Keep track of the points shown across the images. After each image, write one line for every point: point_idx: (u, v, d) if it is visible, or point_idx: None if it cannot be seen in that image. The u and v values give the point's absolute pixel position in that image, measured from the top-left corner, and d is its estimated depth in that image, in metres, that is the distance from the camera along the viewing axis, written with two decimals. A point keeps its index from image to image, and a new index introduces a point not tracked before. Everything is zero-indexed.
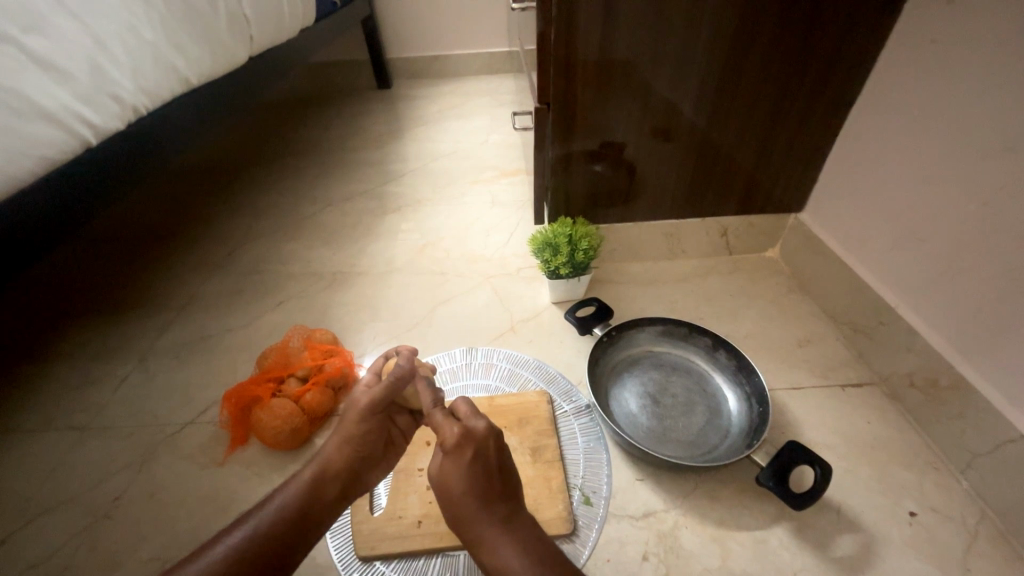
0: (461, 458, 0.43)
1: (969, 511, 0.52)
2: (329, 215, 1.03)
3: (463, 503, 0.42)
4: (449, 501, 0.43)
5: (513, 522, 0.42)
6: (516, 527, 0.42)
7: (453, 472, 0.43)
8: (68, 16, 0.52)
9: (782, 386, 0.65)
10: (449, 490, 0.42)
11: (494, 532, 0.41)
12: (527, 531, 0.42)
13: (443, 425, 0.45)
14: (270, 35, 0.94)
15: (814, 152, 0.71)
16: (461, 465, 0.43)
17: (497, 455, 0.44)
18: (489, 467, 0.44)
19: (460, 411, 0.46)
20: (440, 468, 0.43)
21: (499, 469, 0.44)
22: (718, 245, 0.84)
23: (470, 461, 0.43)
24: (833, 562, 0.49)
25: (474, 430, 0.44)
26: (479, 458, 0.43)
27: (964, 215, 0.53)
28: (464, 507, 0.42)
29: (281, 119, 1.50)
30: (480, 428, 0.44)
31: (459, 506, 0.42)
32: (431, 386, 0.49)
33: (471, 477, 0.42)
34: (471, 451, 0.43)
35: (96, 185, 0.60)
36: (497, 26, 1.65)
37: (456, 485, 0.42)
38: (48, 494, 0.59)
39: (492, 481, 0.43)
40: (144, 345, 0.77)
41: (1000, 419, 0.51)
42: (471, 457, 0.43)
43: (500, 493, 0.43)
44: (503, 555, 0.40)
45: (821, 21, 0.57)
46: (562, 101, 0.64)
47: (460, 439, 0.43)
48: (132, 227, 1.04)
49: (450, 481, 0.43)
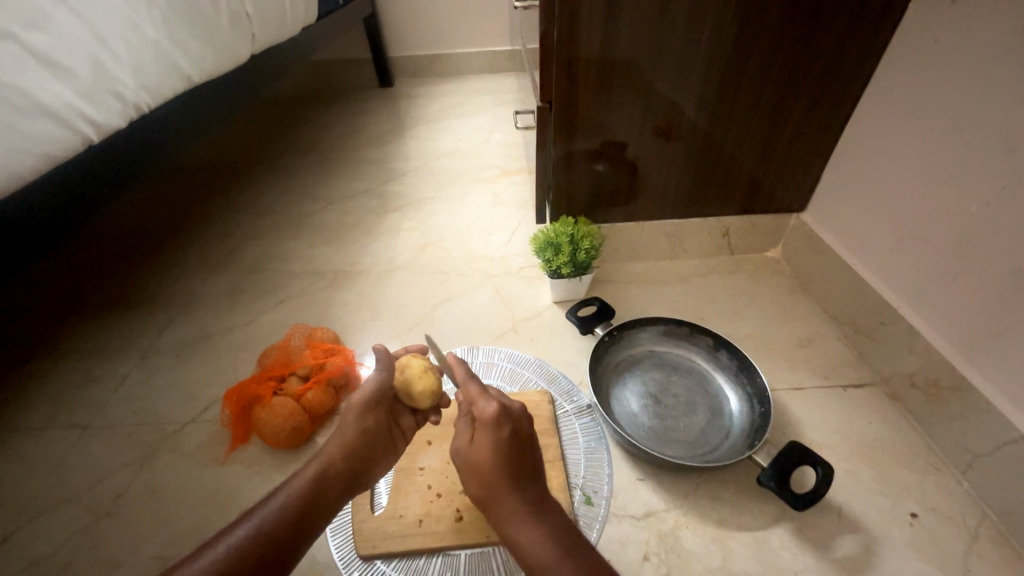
0: (499, 432, 0.43)
1: (970, 512, 0.52)
2: (330, 213, 1.03)
3: (494, 477, 0.42)
4: (479, 475, 0.43)
5: (540, 504, 0.42)
6: (543, 509, 0.42)
7: (487, 445, 0.43)
8: (69, 11, 0.52)
9: (784, 386, 0.65)
10: (478, 464, 0.43)
11: (523, 510, 0.41)
12: (548, 518, 0.41)
13: (479, 398, 0.45)
14: (272, 33, 0.93)
15: (816, 153, 0.70)
16: (496, 439, 0.43)
17: (527, 437, 0.45)
18: (521, 444, 0.44)
19: (496, 391, 0.47)
20: (473, 441, 0.44)
21: (527, 450, 0.44)
22: (720, 245, 0.84)
23: (507, 436, 0.43)
24: (834, 563, 0.49)
25: (509, 409, 0.45)
26: (514, 433, 0.44)
27: (967, 216, 0.53)
28: (495, 481, 0.42)
29: (283, 117, 1.50)
30: (516, 410, 0.46)
31: (490, 479, 0.42)
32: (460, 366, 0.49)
33: (505, 453, 0.43)
34: (508, 426, 0.44)
35: (98, 183, 0.60)
36: (498, 24, 1.64)
37: (489, 458, 0.43)
38: (50, 492, 0.59)
39: (522, 460, 0.43)
40: (146, 343, 0.77)
41: (1001, 420, 0.50)
42: (505, 434, 0.43)
43: (527, 473, 0.43)
44: (529, 534, 0.40)
45: (825, 20, 0.57)
46: (564, 100, 0.64)
47: (497, 413, 0.44)
48: (134, 224, 1.04)
49: (483, 454, 0.43)
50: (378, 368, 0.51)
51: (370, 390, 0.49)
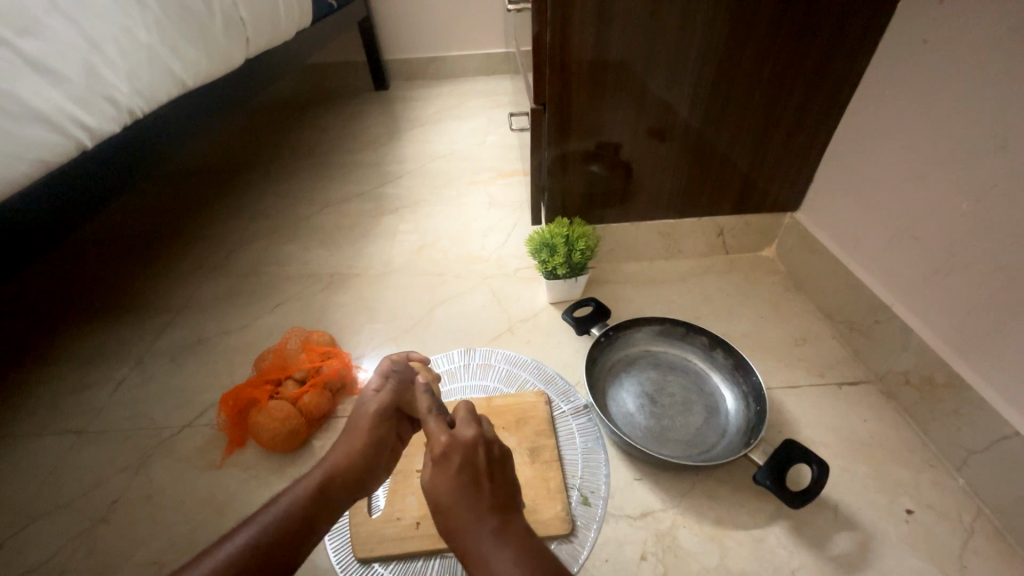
0: (448, 466, 0.41)
1: (965, 508, 0.52)
2: (326, 216, 1.03)
3: (452, 511, 0.39)
4: (439, 515, 0.39)
5: (506, 533, 0.38)
6: (512, 536, 0.37)
7: (440, 483, 0.40)
8: (62, 17, 0.52)
9: (779, 384, 0.65)
10: (435, 504, 0.40)
11: (486, 544, 0.37)
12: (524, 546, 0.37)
13: (433, 433, 0.43)
14: (267, 37, 0.94)
15: (810, 152, 0.71)
16: (445, 476, 0.40)
17: (489, 465, 0.41)
18: (477, 476, 0.40)
19: (458, 416, 0.45)
20: (430, 479, 0.41)
21: (492, 477, 0.41)
22: (715, 245, 0.84)
23: (457, 470, 0.40)
24: (830, 560, 0.49)
25: (463, 440, 0.42)
26: (466, 464, 0.41)
27: (958, 214, 0.53)
28: (453, 519, 0.38)
29: (278, 121, 1.50)
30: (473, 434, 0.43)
31: (450, 517, 0.39)
32: (429, 391, 0.48)
33: (459, 487, 0.39)
34: (457, 459, 0.41)
35: (91, 189, 0.60)
36: (494, 28, 1.65)
37: (442, 497, 0.39)
38: (43, 499, 0.58)
39: (487, 488, 0.40)
40: (141, 348, 0.77)
41: (995, 416, 0.51)
42: (459, 465, 0.41)
43: (487, 504, 0.39)
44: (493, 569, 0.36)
45: (816, 21, 0.57)
46: (557, 101, 0.64)
47: (449, 447, 0.41)
48: (128, 229, 1.04)
49: (438, 494, 0.40)
50: (394, 375, 0.50)
51: (382, 399, 0.48)
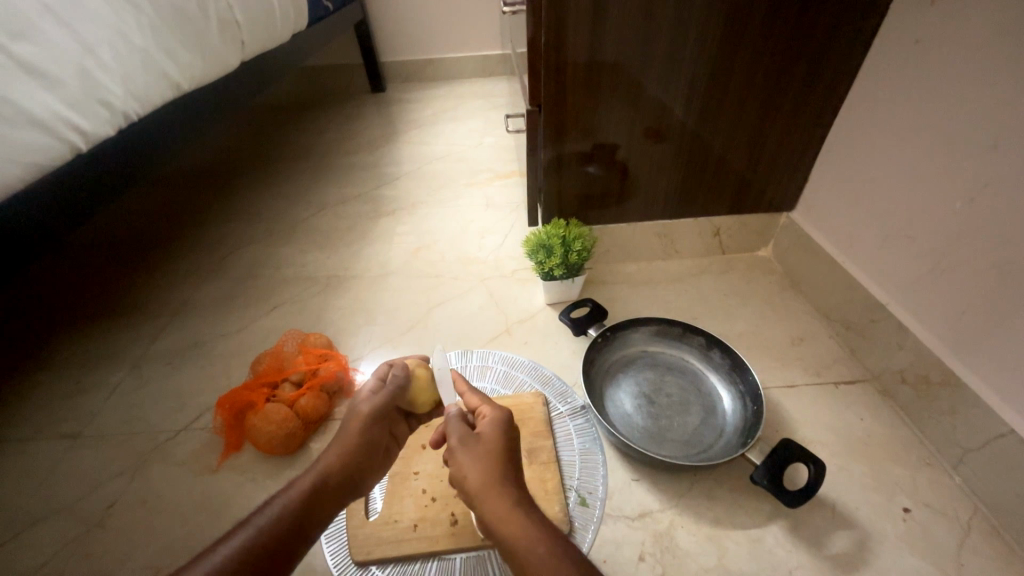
0: (506, 429, 0.42)
1: (962, 506, 0.52)
2: (323, 219, 1.03)
3: (496, 469, 0.39)
4: (480, 464, 0.39)
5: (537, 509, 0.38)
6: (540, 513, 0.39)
7: (495, 438, 0.41)
8: (56, 21, 0.51)
9: (776, 384, 0.65)
10: (482, 454, 0.40)
11: (523, 506, 0.37)
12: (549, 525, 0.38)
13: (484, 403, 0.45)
14: (262, 39, 0.94)
15: (805, 152, 0.71)
16: (502, 434, 0.42)
17: None
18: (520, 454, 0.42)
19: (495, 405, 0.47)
20: (477, 435, 0.41)
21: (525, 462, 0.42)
22: (712, 245, 0.84)
23: (513, 437, 0.42)
24: (828, 560, 0.49)
25: (513, 415, 0.44)
26: (516, 438, 0.43)
27: (952, 213, 0.54)
28: (499, 472, 0.39)
29: (275, 124, 1.50)
30: None
31: (494, 469, 0.39)
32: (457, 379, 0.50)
33: (510, 451, 0.41)
34: (513, 429, 0.43)
35: (87, 192, 0.59)
36: (490, 29, 1.65)
37: (494, 450, 0.40)
38: (38, 504, 0.58)
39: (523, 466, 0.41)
40: (137, 351, 0.76)
41: (991, 414, 0.51)
42: (513, 435, 0.43)
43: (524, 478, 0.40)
44: (526, 530, 0.35)
45: (810, 22, 0.57)
46: (553, 103, 0.64)
47: (505, 415, 0.43)
48: (124, 232, 1.03)
49: (490, 446, 0.40)
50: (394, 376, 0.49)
51: (377, 399, 0.47)
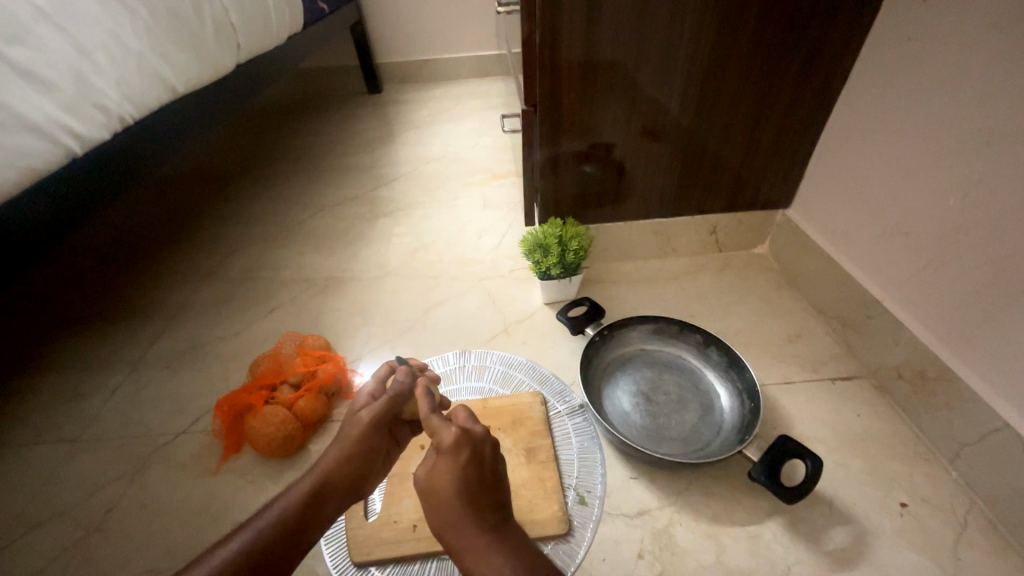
0: (456, 459, 0.39)
1: (958, 500, 0.53)
2: (320, 220, 1.03)
3: (452, 504, 0.38)
4: (434, 504, 0.39)
5: (504, 536, 0.37)
6: (508, 538, 0.37)
7: (444, 474, 0.39)
8: (51, 26, 0.52)
9: (773, 381, 0.65)
10: (435, 493, 0.39)
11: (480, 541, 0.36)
12: (517, 548, 0.37)
13: (438, 427, 0.41)
14: (258, 42, 0.94)
15: (800, 149, 0.71)
16: (453, 468, 0.39)
17: (494, 464, 0.41)
18: (484, 476, 0.39)
19: (458, 416, 0.43)
20: (432, 470, 0.40)
21: (495, 477, 0.40)
22: (709, 243, 0.84)
23: (467, 464, 0.39)
24: (826, 556, 0.49)
25: (468, 433, 0.40)
26: (475, 461, 0.39)
27: (946, 209, 0.54)
28: (452, 512, 0.38)
29: (271, 126, 1.50)
30: (479, 434, 0.42)
31: (446, 509, 0.38)
32: (429, 395, 0.46)
33: (465, 481, 0.38)
34: (468, 452, 0.39)
35: (83, 197, 0.59)
36: (486, 30, 1.65)
37: (444, 490, 0.38)
38: (36, 510, 0.58)
39: (487, 486, 0.39)
40: (135, 355, 0.76)
41: (986, 408, 0.51)
42: (467, 460, 0.39)
43: (490, 504, 0.39)
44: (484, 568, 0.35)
45: (804, 21, 0.58)
46: (548, 102, 0.64)
47: (454, 440, 0.40)
48: (121, 236, 1.03)
49: (439, 484, 0.38)
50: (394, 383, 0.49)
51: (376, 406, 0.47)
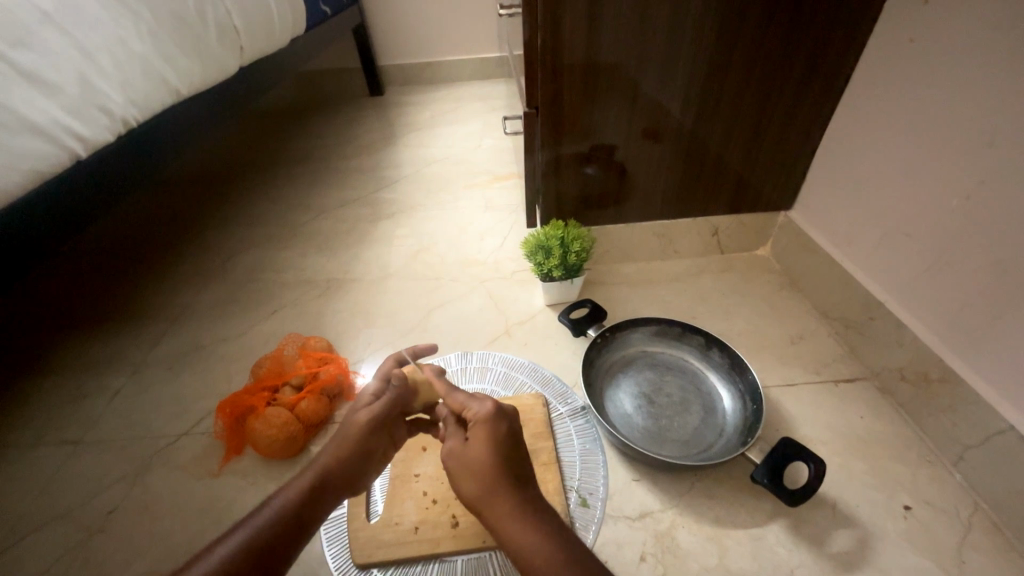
0: (495, 429, 0.42)
1: (963, 503, 0.52)
2: (322, 222, 1.03)
3: (493, 473, 0.39)
4: (471, 475, 0.39)
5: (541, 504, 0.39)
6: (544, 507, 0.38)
7: (483, 444, 0.40)
8: (57, 30, 0.52)
9: (776, 383, 0.65)
10: (473, 463, 0.40)
11: (524, 506, 0.37)
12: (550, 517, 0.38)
13: (471, 402, 0.44)
14: (261, 45, 0.94)
15: (802, 150, 0.71)
16: (492, 437, 0.41)
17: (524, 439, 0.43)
18: (518, 450, 0.42)
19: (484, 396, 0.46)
20: (468, 443, 0.41)
21: (526, 452, 0.42)
22: (710, 245, 0.84)
23: (506, 432, 0.42)
24: (829, 558, 0.49)
25: (502, 405, 0.44)
26: (511, 431, 0.42)
27: (949, 211, 0.54)
28: (492, 478, 0.39)
29: (274, 128, 1.50)
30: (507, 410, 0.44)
31: (486, 478, 0.39)
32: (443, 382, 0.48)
33: (503, 449, 0.41)
34: (506, 424, 0.42)
35: (86, 198, 0.60)
36: (488, 32, 1.65)
37: (484, 458, 0.40)
38: (39, 511, 0.58)
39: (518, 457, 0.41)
40: (137, 357, 0.76)
41: (990, 411, 0.51)
42: (506, 430, 0.42)
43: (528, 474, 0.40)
44: (526, 535, 0.36)
45: (806, 23, 0.58)
46: (549, 104, 0.64)
47: (492, 410, 0.43)
48: (124, 237, 1.04)
49: (479, 453, 0.40)
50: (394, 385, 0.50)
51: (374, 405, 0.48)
